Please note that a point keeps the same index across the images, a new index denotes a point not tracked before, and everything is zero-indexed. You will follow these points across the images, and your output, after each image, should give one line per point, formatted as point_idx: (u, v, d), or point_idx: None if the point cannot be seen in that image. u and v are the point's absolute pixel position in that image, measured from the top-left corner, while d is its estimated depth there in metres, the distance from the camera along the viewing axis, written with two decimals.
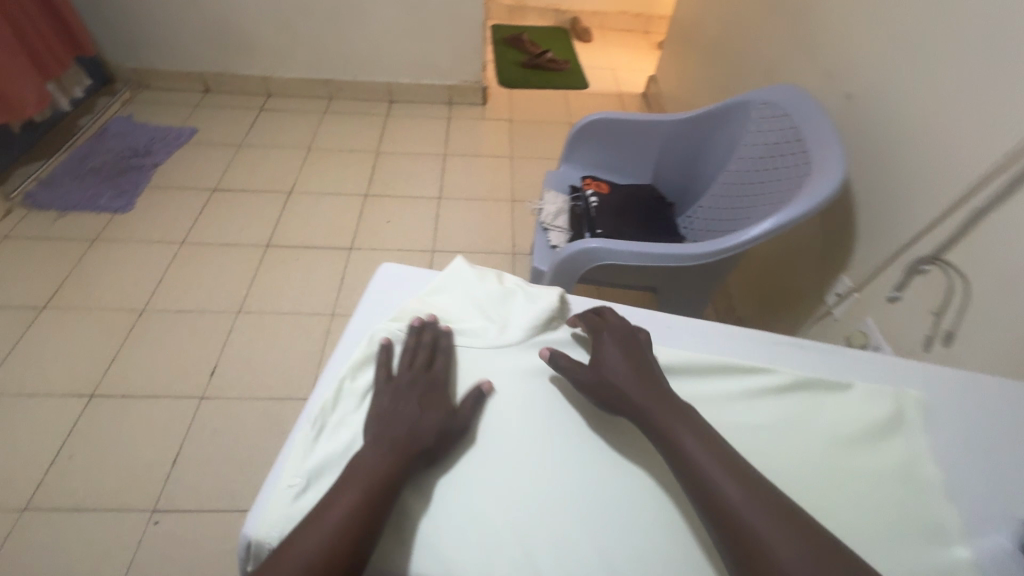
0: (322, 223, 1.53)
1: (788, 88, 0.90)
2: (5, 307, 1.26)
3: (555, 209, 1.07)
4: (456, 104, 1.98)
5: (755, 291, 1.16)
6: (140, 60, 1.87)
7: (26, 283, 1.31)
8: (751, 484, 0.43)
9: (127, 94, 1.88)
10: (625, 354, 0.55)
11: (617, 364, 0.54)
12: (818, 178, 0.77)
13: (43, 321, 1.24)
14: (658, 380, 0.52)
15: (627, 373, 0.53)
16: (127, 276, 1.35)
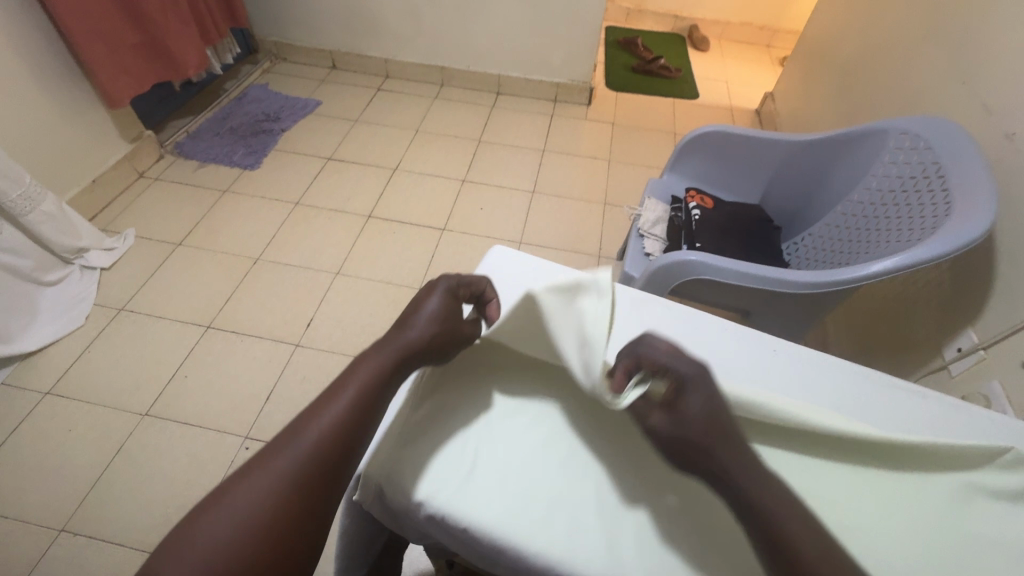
0: (421, 202, 1.61)
1: (936, 118, 0.83)
2: (150, 239, 1.44)
3: (654, 217, 1.06)
4: (561, 102, 2.00)
5: (859, 331, 1.08)
6: (281, 35, 2.06)
7: (167, 220, 1.49)
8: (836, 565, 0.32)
9: (267, 64, 2.08)
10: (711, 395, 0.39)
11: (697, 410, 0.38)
12: (958, 219, 0.70)
13: (177, 256, 1.41)
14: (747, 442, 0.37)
15: (706, 420, 0.38)
16: (248, 226, 1.50)
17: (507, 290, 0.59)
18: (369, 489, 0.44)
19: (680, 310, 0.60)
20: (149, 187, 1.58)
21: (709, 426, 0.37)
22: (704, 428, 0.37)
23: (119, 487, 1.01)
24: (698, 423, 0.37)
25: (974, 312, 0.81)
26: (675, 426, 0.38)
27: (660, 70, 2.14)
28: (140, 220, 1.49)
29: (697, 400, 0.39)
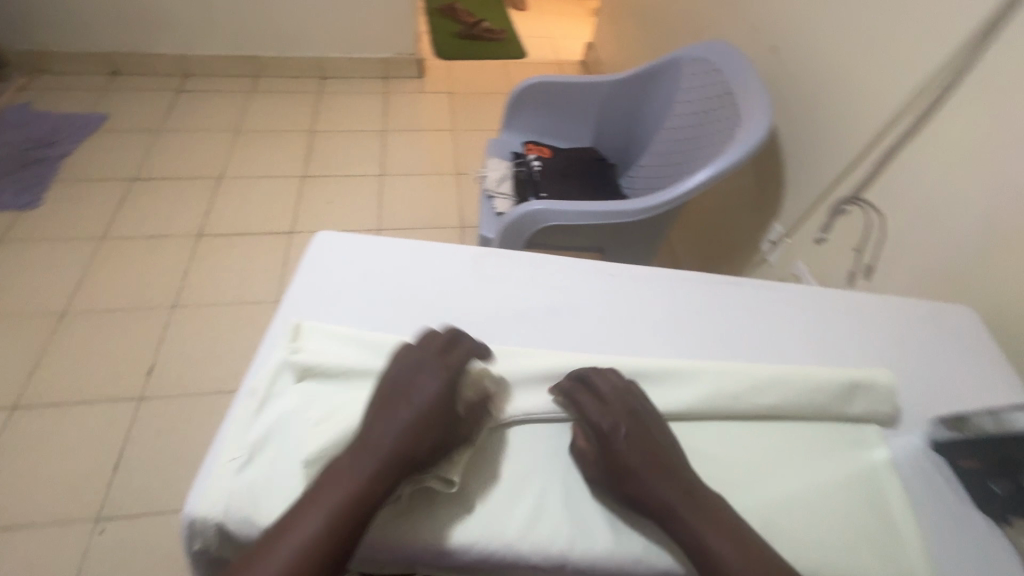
0: (258, 207, 1.45)
1: (717, 44, 0.94)
2: None
3: (498, 175, 1.05)
4: (392, 79, 1.90)
5: (696, 244, 1.21)
6: (35, 42, 1.69)
7: None
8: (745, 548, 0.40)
9: (23, 81, 1.70)
10: (639, 432, 0.44)
11: (622, 454, 0.43)
12: (749, 123, 0.80)
13: None
14: (673, 470, 0.43)
15: (634, 460, 0.43)
16: (42, 278, 1.24)
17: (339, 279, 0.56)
18: (212, 530, 0.41)
19: (519, 256, 0.62)
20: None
21: (632, 466, 0.43)
22: (631, 466, 0.43)
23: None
24: (625, 464, 0.43)
25: (777, 206, 0.97)
26: (606, 465, 0.44)
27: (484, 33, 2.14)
28: None
29: (624, 445, 0.44)
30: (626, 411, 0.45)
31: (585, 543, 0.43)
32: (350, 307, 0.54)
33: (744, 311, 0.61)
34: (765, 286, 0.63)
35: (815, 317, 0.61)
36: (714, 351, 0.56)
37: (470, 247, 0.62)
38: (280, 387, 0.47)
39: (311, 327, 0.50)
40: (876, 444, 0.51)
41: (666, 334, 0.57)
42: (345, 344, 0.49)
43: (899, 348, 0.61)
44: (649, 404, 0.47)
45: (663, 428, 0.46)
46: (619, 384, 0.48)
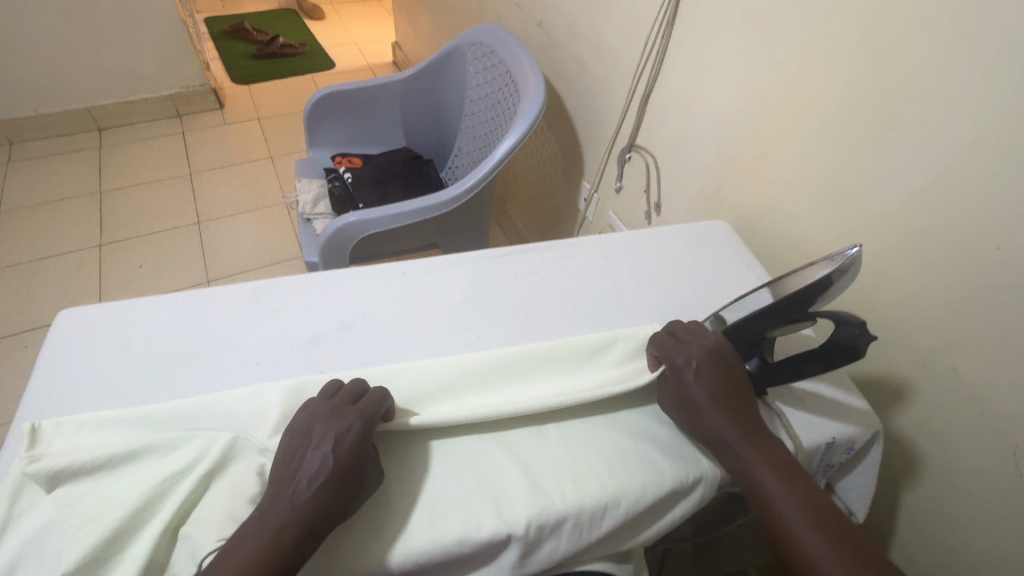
0: (184, 222, 2.03)
1: (480, 27, 1.40)
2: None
3: (310, 198, 1.44)
4: (185, 115, 2.43)
5: (533, 221, 1.78)
6: None
7: None
8: (777, 460, 0.58)
9: None
10: (325, 436, 0.53)
11: (300, 454, 0.53)
12: (531, 90, 1.23)
13: (19, 353, 1.61)
14: (323, 469, 0.51)
15: (709, 407, 0.60)
16: None
17: (79, 353, 0.64)
18: None
19: (302, 281, 0.75)
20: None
21: (709, 392, 0.61)
22: (695, 394, 0.61)
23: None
24: (298, 461, 0.52)
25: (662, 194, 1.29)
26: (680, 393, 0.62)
27: (208, 89, 2.42)
28: None
29: (308, 449, 0.53)
30: (330, 419, 0.55)
31: (376, 530, 0.54)
32: (100, 387, 0.62)
33: (537, 272, 0.79)
34: (538, 248, 0.82)
35: (551, 273, 0.79)
36: (330, 336, 0.68)
37: (250, 284, 0.73)
38: (30, 496, 0.53)
39: (53, 427, 0.56)
40: (691, 470, 0.62)
41: (429, 329, 0.70)
42: (88, 443, 0.55)
43: (685, 301, 0.79)
44: (350, 415, 0.55)
45: (358, 437, 0.54)
46: (360, 392, 0.59)
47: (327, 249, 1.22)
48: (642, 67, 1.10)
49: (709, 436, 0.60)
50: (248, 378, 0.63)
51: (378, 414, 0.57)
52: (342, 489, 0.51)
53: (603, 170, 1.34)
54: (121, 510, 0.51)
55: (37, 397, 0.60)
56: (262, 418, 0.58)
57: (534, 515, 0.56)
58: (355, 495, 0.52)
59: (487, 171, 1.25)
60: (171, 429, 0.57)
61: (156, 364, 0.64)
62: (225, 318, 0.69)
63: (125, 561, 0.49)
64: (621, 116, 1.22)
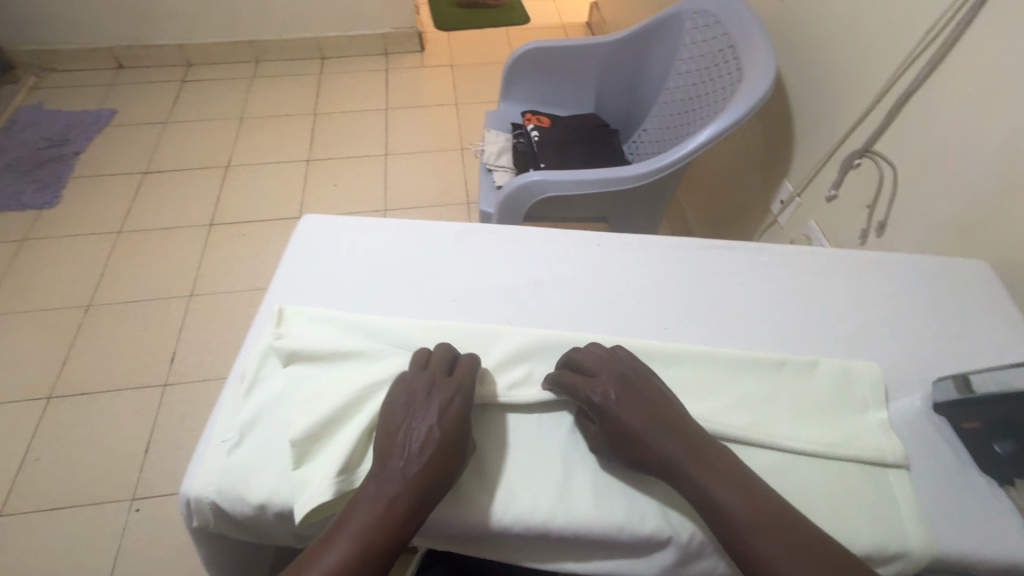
0: (373, 152, 2.24)
1: None
2: (224, 222, 1.99)
3: (495, 150, 1.49)
4: (391, 54, 2.64)
5: (708, 214, 1.65)
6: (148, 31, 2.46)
7: (194, 205, 2.04)
8: (750, 495, 0.50)
9: (186, 72, 2.52)
10: (427, 407, 0.55)
11: (403, 423, 0.55)
12: (759, 71, 1.11)
13: (239, 237, 1.95)
14: (429, 441, 0.53)
15: (657, 445, 0.53)
16: (190, 200, 2.06)
17: (316, 255, 0.74)
18: (200, 506, 0.55)
19: (501, 232, 0.77)
20: (208, 233, 1.96)
21: (647, 431, 0.53)
22: (637, 431, 0.53)
23: (152, 527, 1.35)
24: (401, 431, 0.54)
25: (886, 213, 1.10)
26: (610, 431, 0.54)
27: (415, 32, 2.59)
28: (176, 212, 2.02)
29: (411, 421, 0.55)
30: (430, 390, 0.56)
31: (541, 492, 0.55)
32: (329, 288, 0.70)
33: (741, 274, 0.72)
34: (746, 248, 0.75)
35: (757, 278, 0.72)
36: (521, 291, 0.70)
37: (454, 224, 0.78)
38: (271, 366, 0.63)
39: (292, 313, 0.66)
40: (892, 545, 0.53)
41: (616, 307, 0.69)
42: (318, 334, 0.64)
43: (920, 348, 0.66)
44: (449, 388, 0.57)
45: (460, 409, 0.56)
46: (449, 363, 0.59)
47: (505, 204, 1.25)
48: (913, 58, 0.92)
49: (664, 469, 0.52)
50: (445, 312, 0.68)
51: (472, 385, 0.58)
52: (446, 460, 0.53)
53: (816, 173, 1.18)
54: (338, 401, 0.58)
55: (282, 284, 0.70)
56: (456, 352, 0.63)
57: (696, 524, 0.53)
58: (461, 462, 0.54)
59: (686, 153, 1.16)
60: (381, 342, 0.64)
61: (372, 281, 0.71)
62: (432, 252, 0.74)
63: (335, 445, 0.56)
64: (862, 114, 1.04)
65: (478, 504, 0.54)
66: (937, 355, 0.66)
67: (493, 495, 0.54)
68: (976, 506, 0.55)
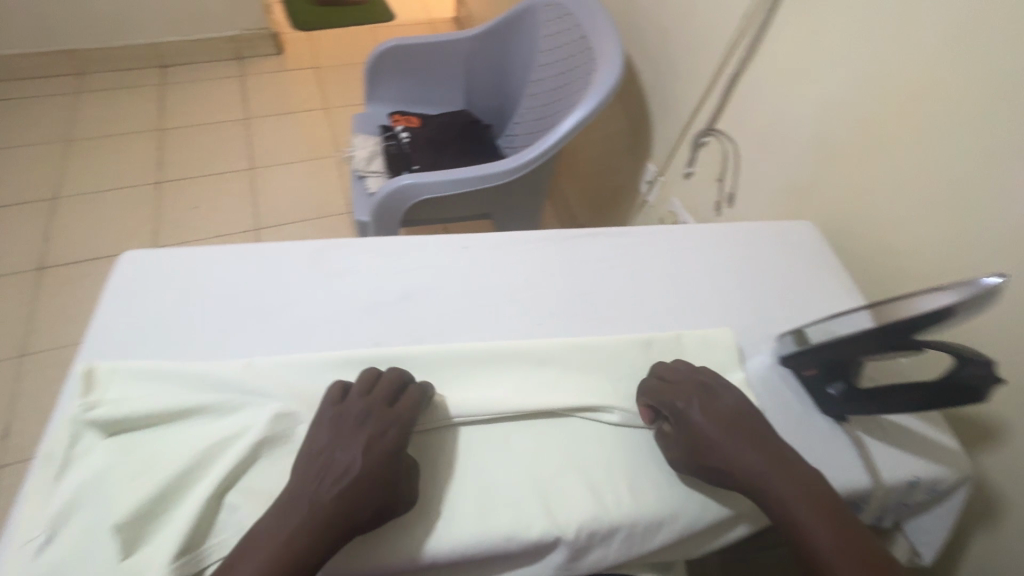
0: (236, 166, 2.04)
1: None
2: (55, 264, 1.70)
3: (365, 155, 1.41)
4: (244, 58, 2.42)
5: (588, 200, 1.71)
6: None
7: (13, 248, 1.72)
8: (816, 493, 0.51)
9: None
10: (356, 436, 0.50)
11: (325, 453, 0.50)
12: (609, 60, 1.15)
13: (78, 280, 1.68)
14: (348, 474, 0.48)
15: (732, 447, 0.54)
16: (8, 243, 1.73)
17: (138, 297, 0.64)
18: None
19: (360, 246, 0.72)
20: (38, 280, 1.66)
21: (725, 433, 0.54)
22: (712, 436, 0.54)
23: None
24: (321, 462, 0.49)
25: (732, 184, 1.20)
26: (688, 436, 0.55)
27: (269, 33, 2.39)
28: None
29: (335, 447, 0.50)
30: (363, 418, 0.52)
31: (420, 524, 0.51)
32: (156, 335, 0.61)
33: (604, 259, 0.74)
34: (607, 234, 0.77)
35: (619, 261, 0.74)
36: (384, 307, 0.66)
37: (307, 243, 0.71)
38: (87, 439, 0.53)
39: (109, 372, 0.56)
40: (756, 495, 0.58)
41: (488, 310, 0.67)
42: (145, 392, 0.55)
43: (763, 309, 0.72)
44: (386, 418, 0.52)
45: (389, 443, 0.51)
46: (397, 393, 0.55)
47: (379, 210, 1.19)
48: (737, 41, 1.00)
49: (739, 477, 0.52)
50: (304, 343, 0.62)
51: (413, 417, 0.53)
52: (363, 498, 0.48)
53: (673, 153, 1.25)
54: (174, 468, 0.50)
55: (94, 339, 0.60)
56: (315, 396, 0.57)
57: (584, 519, 0.53)
58: (383, 503, 0.49)
59: (552, 144, 1.19)
60: (225, 390, 0.57)
61: (213, 319, 0.63)
62: (282, 277, 0.67)
63: (175, 519, 0.48)
64: (703, 94, 1.12)
65: (391, 543, 0.50)
66: (777, 313, 0.72)
67: (370, 535, 0.50)
68: (819, 446, 0.61)
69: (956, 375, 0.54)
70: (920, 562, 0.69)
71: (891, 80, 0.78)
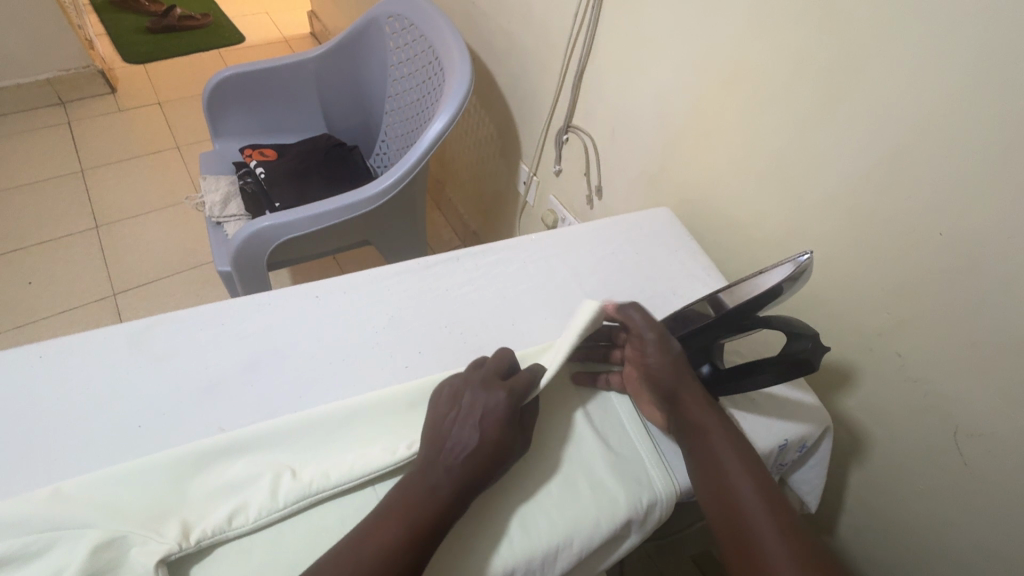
0: (77, 227, 1.78)
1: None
2: None
3: (219, 199, 1.28)
4: (70, 102, 2.12)
5: (475, 207, 1.68)
6: None
7: None
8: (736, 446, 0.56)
9: None
10: (472, 409, 0.54)
11: (451, 421, 0.54)
12: (458, 68, 1.12)
13: None
14: (468, 447, 0.51)
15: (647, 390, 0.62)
16: None
17: None
18: None
19: (192, 318, 0.64)
20: None
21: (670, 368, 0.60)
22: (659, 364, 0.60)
23: None
24: (448, 428, 0.53)
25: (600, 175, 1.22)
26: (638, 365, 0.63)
27: (95, 71, 2.11)
28: None
29: (456, 419, 0.54)
30: (478, 391, 0.55)
31: None
32: None
33: (467, 283, 0.72)
34: (470, 255, 0.75)
35: (482, 283, 0.72)
36: (228, 385, 0.59)
37: (126, 326, 0.62)
38: None
39: None
40: (647, 490, 0.58)
41: (350, 361, 0.62)
42: None
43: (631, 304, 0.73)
44: (497, 388, 0.54)
45: (505, 410, 0.53)
46: (508, 366, 0.58)
47: (239, 258, 1.08)
48: (576, 39, 1.01)
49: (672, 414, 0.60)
50: (130, 448, 0.54)
51: (528, 387, 0.55)
52: (485, 466, 0.52)
53: (541, 152, 1.25)
54: None
55: None
56: (142, 510, 0.48)
57: (472, 572, 0.50)
58: (499, 469, 0.53)
59: (416, 159, 1.14)
60: (20, 533, 0.46)
61: (7, 443, 0.52)
62: (97, 374, 0.58)
63: None
64: (558, 91, 1.12)
65: (459, 533, 0.52)
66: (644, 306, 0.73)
67: None
68: None
69: (796, 351, 0.57)
70: (810, 509, 0.74)
71: (710, 67, 0.81)
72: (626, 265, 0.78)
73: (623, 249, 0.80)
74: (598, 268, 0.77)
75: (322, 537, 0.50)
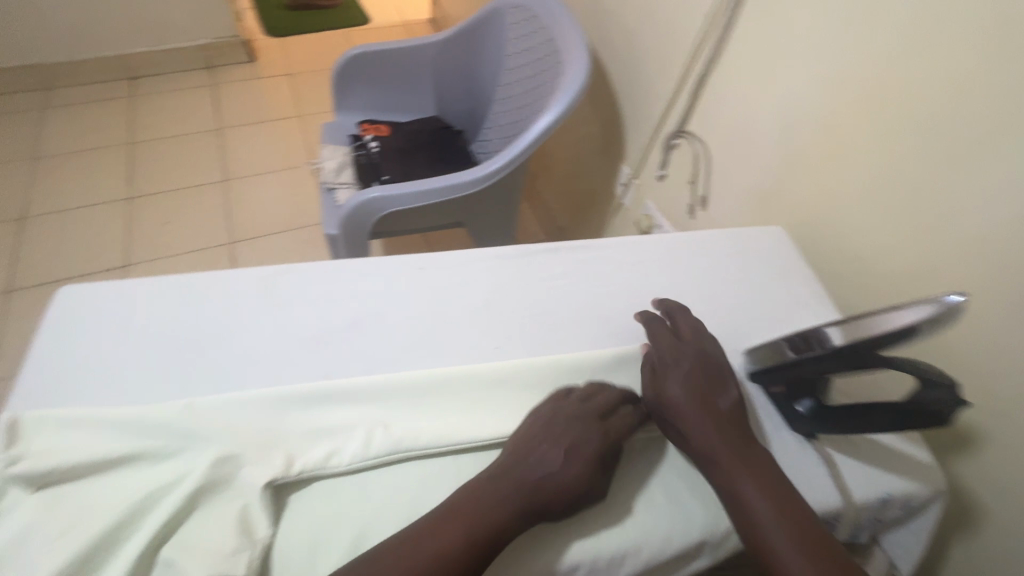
0: (209, 178, 2.00)
1: None
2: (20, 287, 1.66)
3: (334, 167, 1.37)
4: (216, 67, 2.36)
5: (568, 205, 1.67)
6: None
7: None
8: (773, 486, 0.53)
9: None
10: (562, 437, 0.54)
11: (534, 439, 0.54)
12: (575, 62, 1.12)
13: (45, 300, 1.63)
14: (552, 471, 0.51)
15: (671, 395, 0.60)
16: None
17: (79, 337, 0.61)
18: None
19: (311, 272, 0.70)
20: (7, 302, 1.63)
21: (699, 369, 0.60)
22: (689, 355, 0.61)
23: None
24: (530, 445, 0.54)
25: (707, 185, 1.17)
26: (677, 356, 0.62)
27: (240, 41, 2.33)
28: None
29: (539, 441, 0.54)
30: (575, 421, 0.55)
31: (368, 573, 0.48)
32: (91, 378, 0.58)
33: (564, 275, 0.72)
34: (570, 249, 0.75)
35: (579, 277, 0.72)
36: (335, 337, 0.64)
37: (257, 271, 0.69)
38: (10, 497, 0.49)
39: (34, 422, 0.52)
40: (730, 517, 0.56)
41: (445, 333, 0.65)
42: (76, 443, 0.52)
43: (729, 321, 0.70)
44: (593, 428, 0.55)
45: (593, 448, 0.54)
46: (616, 405, 0.58)
47: (346, 224, 1.16)
48: (703, 41, 0.97)
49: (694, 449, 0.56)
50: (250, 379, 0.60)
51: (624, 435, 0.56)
52: (559, 494, 0.51)
53: (645, 154, 1.22)
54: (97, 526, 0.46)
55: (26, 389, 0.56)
56: (255, 433, 0.54)
57: (540, 560, 0.51)
58: (571, 503, 0.52)
59: (521, 150, 1.15)
60: (158, 435, 0.53)
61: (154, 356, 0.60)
62: (229, 309, 0.65)
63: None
64: (673, 95, 1.09)
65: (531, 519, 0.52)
66: (744, 325, 0.70)
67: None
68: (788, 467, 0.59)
69: (922, 397, 0.52)
70: None
71: (853, 82, 0.75)
72: (729, 281, 0.75)
73: (728, 264, 0.77)
74: (698, 280, 0.74)
75: (403, 493, 0.53)
